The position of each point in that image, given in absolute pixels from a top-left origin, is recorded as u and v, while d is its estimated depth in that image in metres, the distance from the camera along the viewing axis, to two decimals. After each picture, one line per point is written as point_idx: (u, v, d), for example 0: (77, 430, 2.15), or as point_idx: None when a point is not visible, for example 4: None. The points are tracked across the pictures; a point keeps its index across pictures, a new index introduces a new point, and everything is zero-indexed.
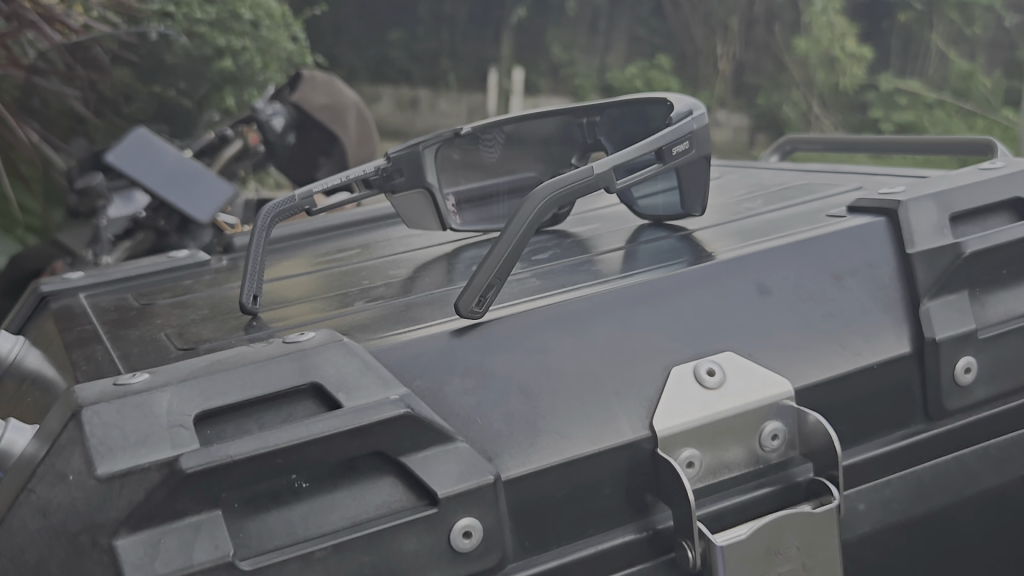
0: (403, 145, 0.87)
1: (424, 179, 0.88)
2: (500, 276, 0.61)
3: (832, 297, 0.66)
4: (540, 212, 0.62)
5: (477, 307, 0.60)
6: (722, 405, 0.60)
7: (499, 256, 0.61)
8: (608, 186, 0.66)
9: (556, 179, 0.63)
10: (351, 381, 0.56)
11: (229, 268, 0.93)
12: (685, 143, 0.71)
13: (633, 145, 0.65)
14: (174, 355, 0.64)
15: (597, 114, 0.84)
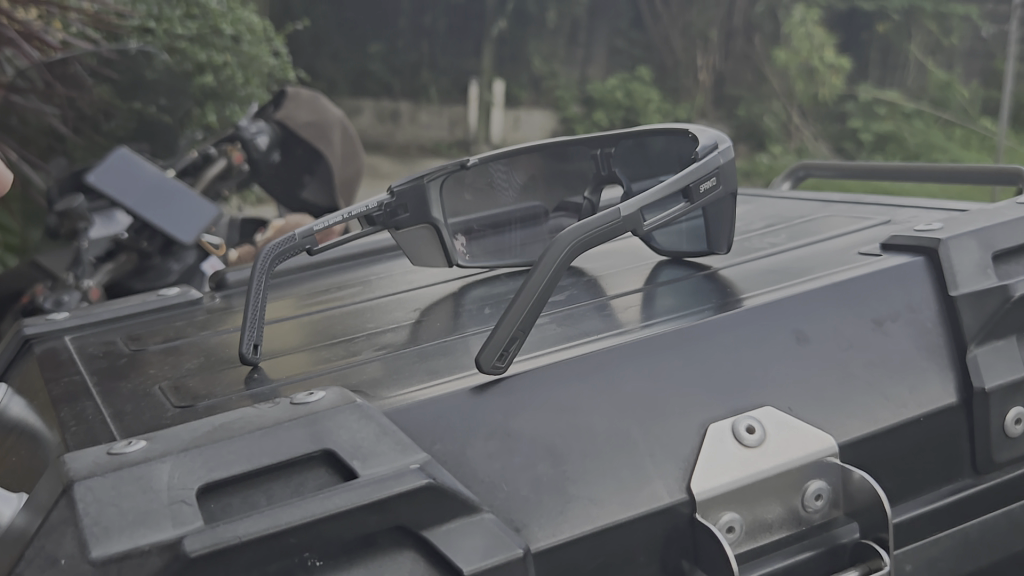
0: (405, 179, 0.85)
1: (429, 215, 0.86)
2: (523, 328, 0.57)
3: (873, 345, 0.62)
4: (566, 258, 0.58)
5: (499, 362, 0.56)
6: (763, 465, 0.56)
7: (523, 306, 0.57)
8: (635, 228, 0.62)
9: (582, 222, 0.59)
10: (367, 448, 0.51)
11: (224, 308, 0.88)
12: (711, 179, 0.67)
13: (661, 186, 0.61)
14: (172, 415, 0.59)
15: (612, 145, 0.82)
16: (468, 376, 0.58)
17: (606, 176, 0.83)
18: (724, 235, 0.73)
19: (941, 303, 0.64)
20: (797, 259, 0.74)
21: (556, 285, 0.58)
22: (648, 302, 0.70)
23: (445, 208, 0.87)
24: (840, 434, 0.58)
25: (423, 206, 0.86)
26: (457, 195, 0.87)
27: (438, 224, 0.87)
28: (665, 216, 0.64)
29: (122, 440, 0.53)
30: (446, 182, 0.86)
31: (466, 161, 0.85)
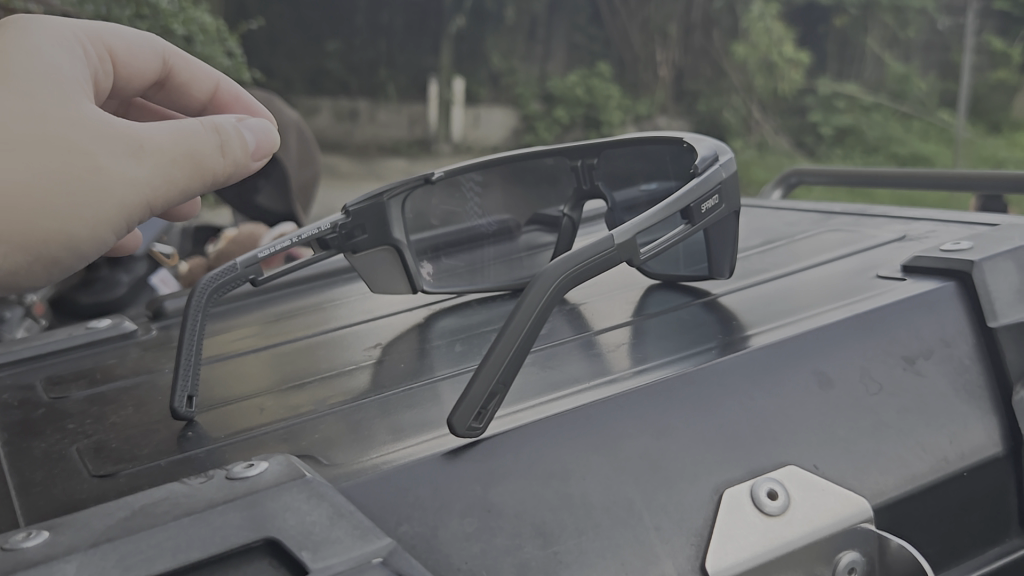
0: (363, 196, 0.79)
1: (391, 236, 0.80)
2: (504, 380, 0.48)
3: (906, 387, 0.54)
4: (553, 296, 0.49)
5: (476, 423, 0.47)
6: (788, 537, 0.46)
7: (503, 356, 0.48)
8: (630, 257, 0.53)
9: (572, 252, 0.50)
10: (318, 534, 0.42)
11: (161, 344, 0.79)
12: (714, 198, 0.59)
13: (661, 207, 0.53)
14: (88, 488, 0.50)
15: (595, 157, 0.78)
16: (440, 438, 0.50)
17: (588, 189, 0.78)
18: (726, 257, 0.65)
19: (976, 335, 0.57)
20: (804, 284, 0.65)
21: (541, 327, 0.50)
22: (642, 339, 0.62)
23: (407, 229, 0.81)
24: (874, 494, 0.50)
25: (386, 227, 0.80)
26: (419, 214, 0.82)
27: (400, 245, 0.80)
28: (664, 240, 0.55)
29: (21, 530, 0.44)
30: (408, 200, 0.81)
31: (431, 174, 0.82)
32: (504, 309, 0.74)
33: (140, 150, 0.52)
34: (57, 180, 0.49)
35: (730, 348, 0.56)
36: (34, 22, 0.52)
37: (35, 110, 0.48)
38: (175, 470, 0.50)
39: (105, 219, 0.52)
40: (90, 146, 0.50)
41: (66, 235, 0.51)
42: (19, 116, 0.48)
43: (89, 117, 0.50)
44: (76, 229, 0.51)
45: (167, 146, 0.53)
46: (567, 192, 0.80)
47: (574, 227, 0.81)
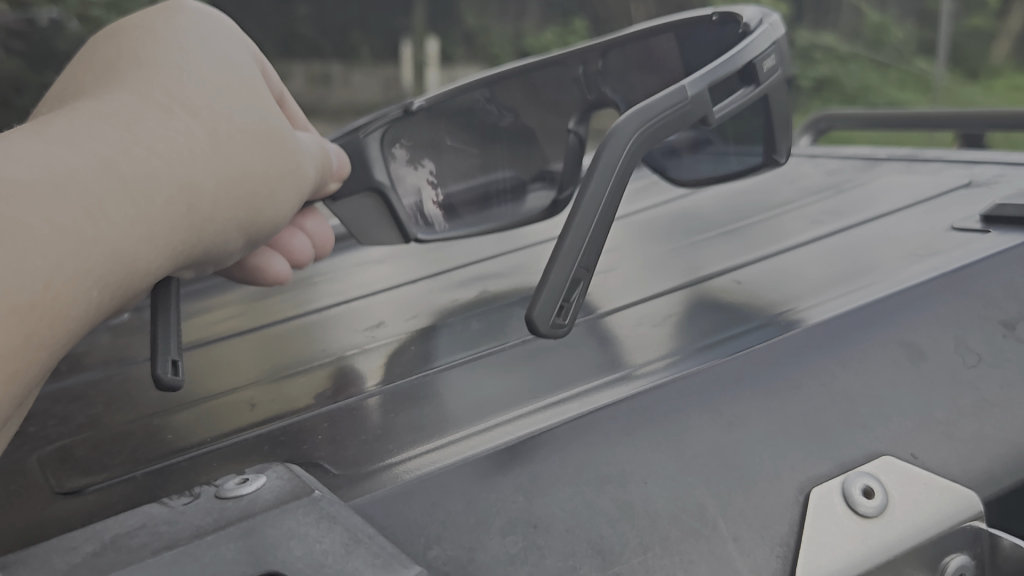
0: (341, 133, 0.81)
1: (373, 177, 0.80)
2: (585, 265, 0.49)
3: (1009, 356, 0.46)
4: (615, 187, 0.50)
5: (560, 319, 0.48)
6: (889, 543, 0.39)
7: (577, 246, 0.49)
8: (705, 113, 0.58)
9: (641, 113, 0.53)
10: (332, 568, 0.34)
11: (134, 328, 0.71)
12: (769, 58, 0.65)
13: (707, 76, 0.57)
14: (48, 508, 0.42)
15: (598, 57, 0.81)
16: (464, 444, 0.42)
17: (594, 98, 0.83)
18: (784, 128, 0.68)
19: None
20: (865, 240, 0.58)
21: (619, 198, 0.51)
22: (691, 313, 0.54)
23: (389, 167, 0.82)
24: (983, 485, 0.42)
25: (367, 167, 0.80)
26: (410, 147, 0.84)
27: (384, 186, 0.81)
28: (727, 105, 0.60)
29: None
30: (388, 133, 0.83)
31: (411, 105, 0.84)
32: (519, 277, 0.66)
33: (312, 150, 0.64)
34: (276, 171, 0.56)
35: (792, 325, 0.48)
36: (221, 24, 0.59)
37: (257, 104, 0.56)
38: (155, 484, 0.42)
39: (291, 213, 0.61)
40: (291, 142, 0.59)
41: (274, 224, 0.58)
42: (247, 106, 0.55)
43: (281, 115, 0.59)
44: (276, 218, 0.58)
45: (314, 150, 0.64)
46: (573, 108, 0.85)
47: (581, 143, 0.87)
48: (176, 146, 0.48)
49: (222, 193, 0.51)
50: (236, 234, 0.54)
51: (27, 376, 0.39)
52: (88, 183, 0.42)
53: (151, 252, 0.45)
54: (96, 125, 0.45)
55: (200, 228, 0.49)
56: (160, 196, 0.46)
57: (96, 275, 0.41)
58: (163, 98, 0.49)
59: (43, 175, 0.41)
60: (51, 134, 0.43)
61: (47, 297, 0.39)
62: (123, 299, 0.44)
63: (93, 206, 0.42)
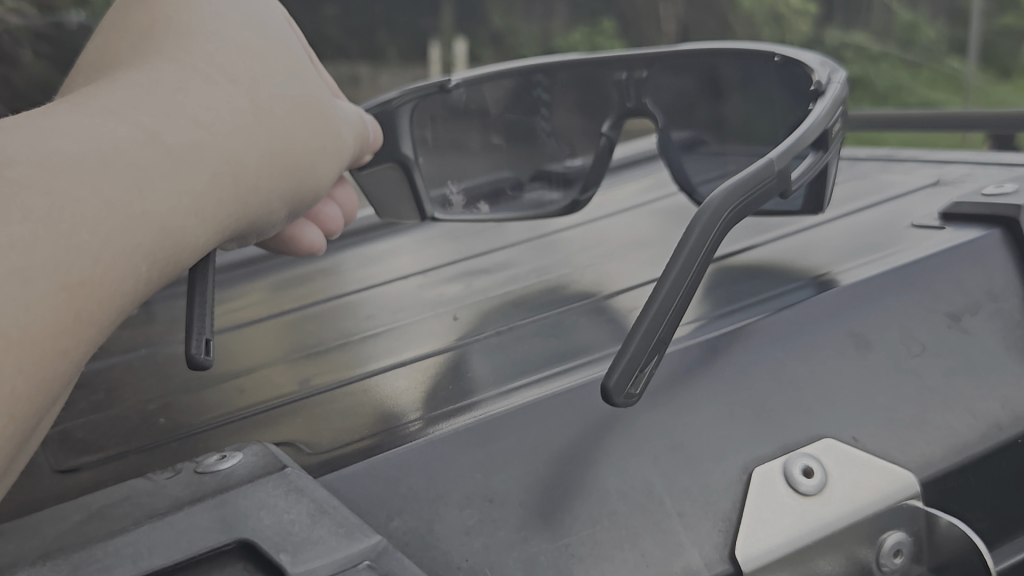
0: (374, 102, 0.86)
1: (398, 150, 0.87)
2: (666, 334, 0.42)
3: (951, 347, 0.49)
4: (712, 248, 0.44)
5: (634, 389, 0.41)
6: (826, 520, 0.42)
7: (669, 302, 0.42)
8: (785, 187, 0.51)
9: (738, 180, 0.47)
10: (299, 537, 0.37)
11: (142, 320, 0.74)
12: (839, 120, 0.59)
13: (799, 143, 0.50)
14: (47, 485, 0.45)
15: (642, 70, 0.85)
16: (429, 425, 0.45)
17: (632, 106, 0.87)
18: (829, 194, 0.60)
19: None
20: (833, 235, 0.60)
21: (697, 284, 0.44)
22: (704, 292, 0.55)
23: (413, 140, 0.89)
24: (920, 467, 0.45)
25: (395, 139, 0.87)
26: (433, 120, 0.90)
27: (407, 159, 0.88)
28: (812, 164, 0.54)
29: None
30: (414, 109, 0.88)
31: (449, 81, 0.89)
32: (505, 269, 0.68)
33: (347, 119, 0.63)
34: (314, 138, 0.56)
35: (753, 313, 0.50)
36: None
37: (290, 72, 0.55)
38: (146, 462, 0.45)
39: (330, 181, 0.60)
40: (325, 109, 0.58)
41: (316, 193, 0.58)
42: (281, 73, 0.54)
43: (314, 81, 0.59)
44: (318, 186, 0.58)
45: (349, 119, 0.64)
46: (608, 112, 0.89)
47: (611, 146, 0.90)
48: (218, 115, 0.47)
49: (266, 164, 0.50)
50: (281, 203, 0.53)
51: (74, 355, 0.38)
52: (133, 153, 0.42)
53: (200, 225, 0.44)
54: (136, 95, 0.45)
55: (248, 199, 0.49)
56: (205, 166, 0.45)
57: (144, 249, 0.41)
58: (200, 64, 0.49)
59: (88, 146, 0.40)
60: (92, 105, 0.43)
61: (97, 275, 0.38)
62: (170, 274, 0.44)
63: (139, 178, 0.41)
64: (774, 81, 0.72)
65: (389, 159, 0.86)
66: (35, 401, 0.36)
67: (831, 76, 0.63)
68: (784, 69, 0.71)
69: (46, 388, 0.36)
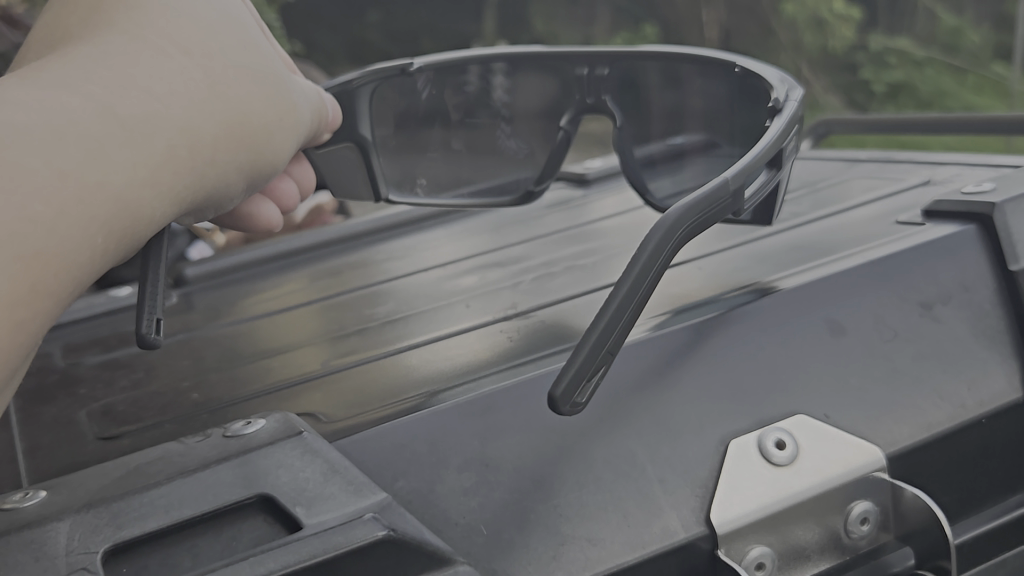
0: (335, 83, 0.86)
1: (356, 131, 0.87)
2: (614, 350, 0.44)
3: (922, 334, 0.53)
4: (663, 264, 0.46)
5: (579, 398, 0.43)
6: (795, 488, 0.46)
7: (615, 322, 0.44)
8: (736, 208, 0.53)
9: (687, 201, 0.49)
10: (313, 492, 0.42)
11: (182, 309, 0.79)
12: (794, 132, 0.61)
13: (748, 168, 0.53)
14: (90, 449, 0.50)
15: (604, 67, 0.86)
16: (436, 396, 0.49)
17: (592, 102, 0.88)
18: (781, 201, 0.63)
19: (997, 280, 0.55)
20: (823, 231, 0.64)
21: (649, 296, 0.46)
22: (694, 283, 0.59)
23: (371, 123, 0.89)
24: (887, 444, 0.49)
25: (354, 119, 0.87)
26: (389, 100, 0.90)
27: (366, 141, 0.88)
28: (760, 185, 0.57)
29: (19, 490, 0.45)
30: (374, 90, 0.89)
31: (407, 64, 0.89)
32: (517, 262, 0.73)
33: (305, 91, 0.65)
34: (271, 109, 0.58)
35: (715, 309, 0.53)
36: None
37: (243, 45, 0.58)
38: (179, 431, 0.50)
39: (289, 152, 0.62)
40: (283, 82, 0.61)
41: (275, 166, 0.61)
42: (234, 44, 0.57)
43: (271, 54, 0.61)
44: (276, 159, 0.60)
45: (308, 94, 0.66)
46: (569, 106, 0.90)
47: (568, 140, 0.93)
48: (171, 89, 0.50)
49: (221, 136, 0.53)
50: (239, 173, 0.56)
51: (31, 323, 0.41)
52: (88, 126, 0.45)
53: (154, 196, 0.48)
54: (88, 68, 0.48)
55: (204, 169, 0.52)
56: (159, 138, 0.48)
57: (98, 219, 0.44)
58: (152, 37, 0.52)
59: (41, 118, 0.43)
60: (43, 79, 0.46)
61: (51, 243, 0.42)
62: (129, 242, 0.47)
63: (94, 150, 0.45)
64: (733, 91, 0.72)
65: (347, 139, 0.87)
66: None
67: (789, 94, 0.63)
68: (744, 81, 0.70)
69: (7, 356, 0.41)
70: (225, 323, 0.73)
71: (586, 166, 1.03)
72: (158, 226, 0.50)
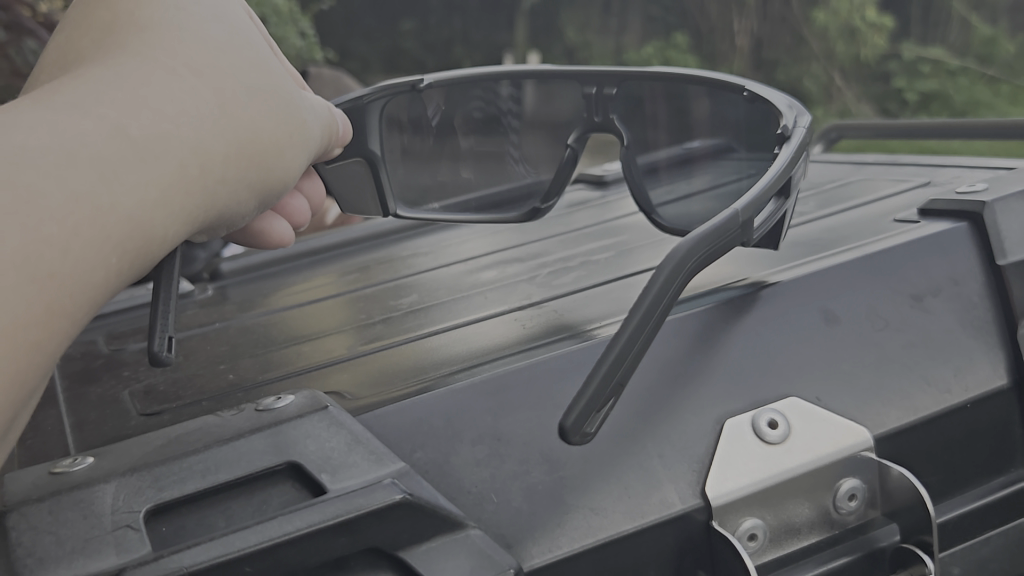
0: (347, 99, 0.86)
1: (366, 147, 0.87)
2: (621, 381, 0.46)
3: (912, 324, 0.56)
4: (675, 291, 0.48)
5: (587, 429, 0.45)
6: (786, 464, 0.49)
7: (625, 351, 0.46)
8: (744, 238, 0.55)
9: (697, 234, 0.50)
10: (337, 460, 0.45)
11: (217, 301, 0.83)
12: (804, 161, 0.62)
13: (754, 199, 0.55)
14: (133, 424, 0.54)
15: (611, 87, 0.88)
16: (454, 377, 0.53)
17: (600, 121, 0.90)
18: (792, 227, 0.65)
19: (986, 274, 0.58)
20: (825, 228, 0.67)
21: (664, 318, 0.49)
22: (698, 276, 0.63)
23: (381, 139, 0.88)
24: (876, 425, 0.52)
25: (364, 136, 0.87)
26: (400, 116, 0.90)
27: (374, 156, 0.87)
28: (770, 214, 0.59)
29: (68, 457, 0.49)
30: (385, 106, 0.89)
31: (420, 82, 0.90)
32: (535, 258, 0.76)
33: (315, 107, 0.65)
34: (284, 129, 0.58)
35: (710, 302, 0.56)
36: None
37: (255, 65, 0.58)
38: (215, 407, 0.54)
39: (301, 169, 0.63)
40: (293, 99, 0.60)
41: (286, 185, 0.60)
42: (245, 63, 0.57)
43: (282, 72, 0.61)
44: (286, 177, 0.60)
45: (318, 111, 0.66)
46: (576, 124, 0.91)
47: (575, 157, 0.93)
48: (182, 109, 0.51)
49: (232, 156, 0.53)
50: (250, 193, 0.56)
51: (49, 344, 0.42)
52: (100, 149, 0.45)
53: (167, 216, 0.48)
54: (100, 90, 0.48)
55: (214, 189, 0.52)
56: (170, 159, 0.49)
57: (112, 239, 0.45)
58: (164, 59, 0.52)
59: (56, 142, 0.44)
60: (57, 103, 0.46)
61: (65, 264, 0.43)
62: (142, 263, 0.48)
63: (105, 171, 0.45)
64: (741, 113, 0.74)
65: (356, 153, 0.86)
66: (6, 392, 0.41)
67: (797, 121, 0.65)
68: (749, 104, 0.73)
69: (25, 380, 0.41)
70: (258, 314, 0.77)
71: (604, 169, 1.07)
72: (169, 246, 0.50)
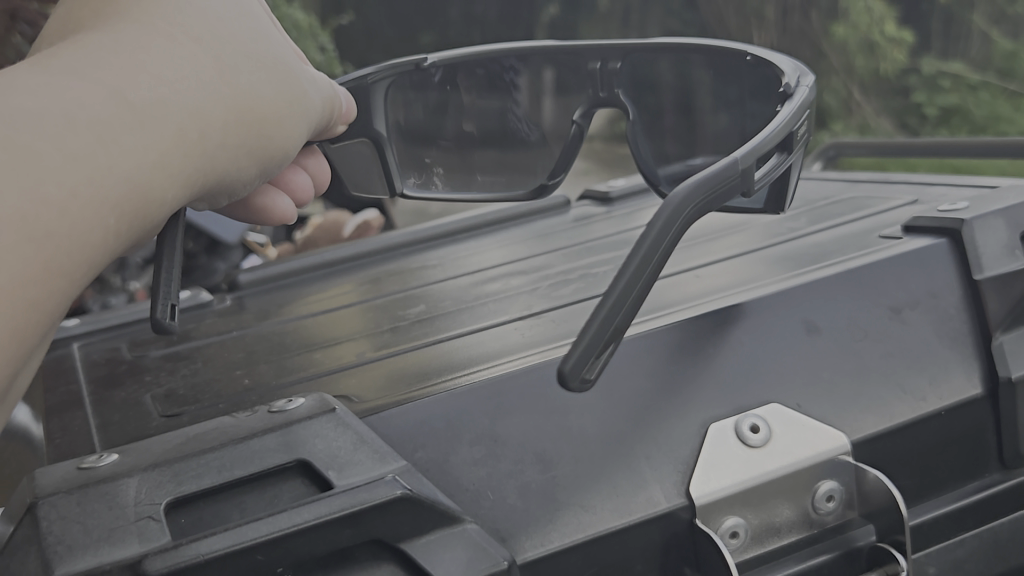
0: (351, 78, 0.87)
1: (371, 127, 0.91)
2: (621, 326, 0.49)
3: (890, 335, 0.59)
4: (677, 233, 0.51)
5: (587, 374, 0.48)
6: (766, 466, 0.52)
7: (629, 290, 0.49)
8: (745, 189, 0.58)
9: (697, 181, 0.54)
10: (343, 458, 0.49)
11: (235, 310, 0.87)
12: (804, 119, 0.66)
13: (756, 147, 0.58)
14: (155, 424, 0.58)
15: (616, 61, 0.91)
16: (456, 380, 0.56)
17: (605, 96, 0.93)
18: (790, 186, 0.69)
19: (964, 288, 0.61)
20: (814, 244, 0.70)
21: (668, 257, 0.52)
22: (690, 289, 0.66)
23: (384, 117, 0.92)
24: (853, 432, 0.55)
25: (370, 115, 0.90)
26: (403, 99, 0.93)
27: (379, 137, 0.92)
28: (770, 167, 0.62)
29: (94, 454, 0.52)
30: (390, 85, 0.91)
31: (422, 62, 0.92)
32: (538, 271, 0.79)
33: (319, 82, 0.64)
34: (286, 99, 0.58)
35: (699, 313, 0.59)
36: None
37: (256, 38, 0.57)
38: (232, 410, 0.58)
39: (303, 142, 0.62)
40: (296, 70, 0.60)
41: (287, 157, 0.60)
42: (245, 34, 0.57)
43: (284, 44, 0.60)
44: (287, 147, 0.59)
45: (322, 84, 0.65)
46: (582, 99, 0.94)
47: (581, 134, 0.97)
48: (180, 75, 0.50)
49: (231, 124, 0.53)
50: (250, 162, 0.56)
51: (47, 303, 0.43)
52: (99, 111, 0.45)
53: (165, 179, 0.48)
54: (99, 54, 0.48)
55: (213, 157, 0.52)
56: (168, 122, 0.48)
57: (110, 200, 0.45)
58: (164, 27, 0.52)
59: (55, 103, 0.44)
60: (57, 67, 0.46)
61: (64, 223, 0.43)
62: (138, 225, 0.48)
63: (104, 134, 0.45)
64: (746, 82, 0.77)
65: (360, 134, 0.91)
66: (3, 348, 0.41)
67: (798, 81, 0.69)
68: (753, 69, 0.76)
69: (24, 335, 0.42)
70: (273, 322, 0.81)
71: (610, 185, 1.10)
72: (166, 211, 0.50)
